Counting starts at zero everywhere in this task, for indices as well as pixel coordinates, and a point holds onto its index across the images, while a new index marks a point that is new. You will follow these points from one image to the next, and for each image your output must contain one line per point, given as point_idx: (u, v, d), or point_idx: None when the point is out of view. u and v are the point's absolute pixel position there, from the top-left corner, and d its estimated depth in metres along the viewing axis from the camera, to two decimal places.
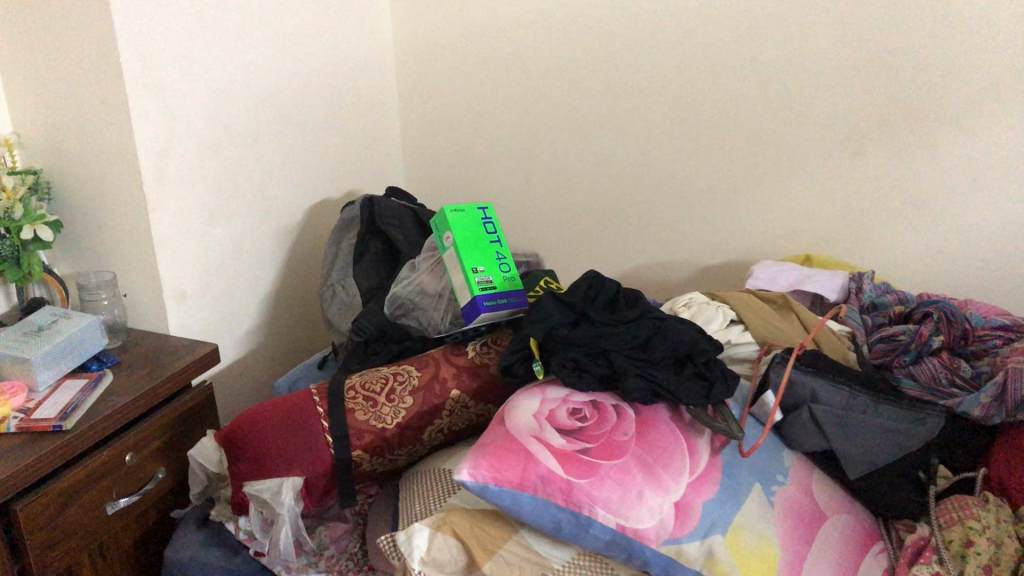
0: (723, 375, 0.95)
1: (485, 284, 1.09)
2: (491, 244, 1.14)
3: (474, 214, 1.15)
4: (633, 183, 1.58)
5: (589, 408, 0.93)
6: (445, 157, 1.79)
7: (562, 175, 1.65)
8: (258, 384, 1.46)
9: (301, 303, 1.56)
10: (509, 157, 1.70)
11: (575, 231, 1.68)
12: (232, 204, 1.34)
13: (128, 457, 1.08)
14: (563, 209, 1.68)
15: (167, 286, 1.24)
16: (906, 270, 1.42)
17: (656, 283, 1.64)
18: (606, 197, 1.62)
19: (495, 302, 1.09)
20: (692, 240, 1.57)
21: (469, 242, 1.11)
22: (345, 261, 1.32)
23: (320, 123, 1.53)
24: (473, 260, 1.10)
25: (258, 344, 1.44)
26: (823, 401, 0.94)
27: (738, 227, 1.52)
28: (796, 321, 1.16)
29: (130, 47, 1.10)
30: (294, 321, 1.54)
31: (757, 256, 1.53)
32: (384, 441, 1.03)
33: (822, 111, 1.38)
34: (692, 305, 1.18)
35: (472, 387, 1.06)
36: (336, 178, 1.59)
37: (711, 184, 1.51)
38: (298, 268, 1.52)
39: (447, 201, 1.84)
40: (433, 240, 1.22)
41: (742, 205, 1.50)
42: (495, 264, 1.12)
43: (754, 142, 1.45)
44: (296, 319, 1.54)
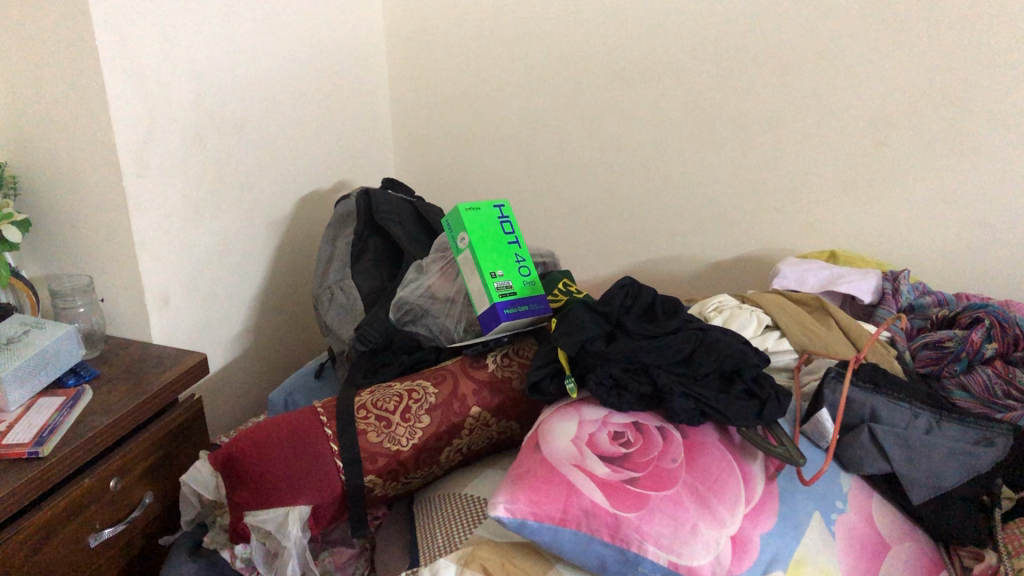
0: (776, 394, 0.87)
1: (504, 290, 1.01)
2: (510, 245, 1.05)
3: (491, 213, 1.06)
4: (641, 174, 1.49)
5: (632, 432, 0.85)
6: (438, 144, 1.69)
7: (564, 165, 1.56)
8: (245, 392, 1.35)
9: (290, 303, 1.45)
10: (507, 146, 1.60)
11: (577, 224, 1.59)
12: (216, 200, 1.23)
13: (113, 483, 0.97)
14: (565, 201, 1.59)
15: (150, 290, 1.14)
16: (937, 267, 1.34)
17: (663, 279, 1.55)
18: (611, 189, 1.53)
19: (516, 310, 1.00)
20: (703, 234, 1.48)
21: (487, 244, 1.03)
22: (342, 263, 1.22)
23: (306, 110, 1.42)
24: (492, 264, 1.01)
25: (245, 349, 1.33)
26: (885, 420, 0.86)
27: (753, 222, 1.43)
28: (834, 325, 1.08)
29: (107, 27, 0.99)
30: (283, 323, 1.43)
31: (775, 251, 1.44)
32: (400, 464, 0.94)
33: (845, 101, 1.29)
34: (723, 309, 1.10)
35: (493, 403, 0.97)
36: (324, 169, 1.48)
37: (724, 177, 1.42)
38: (286, 266, 1.41)
39: (442, 192, 1.74)
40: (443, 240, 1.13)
41: (758, 198, 1.41)
42: (515, 267, 1.03)
43: (774, 132, 1.36)
44: (284, 320, 1.44)
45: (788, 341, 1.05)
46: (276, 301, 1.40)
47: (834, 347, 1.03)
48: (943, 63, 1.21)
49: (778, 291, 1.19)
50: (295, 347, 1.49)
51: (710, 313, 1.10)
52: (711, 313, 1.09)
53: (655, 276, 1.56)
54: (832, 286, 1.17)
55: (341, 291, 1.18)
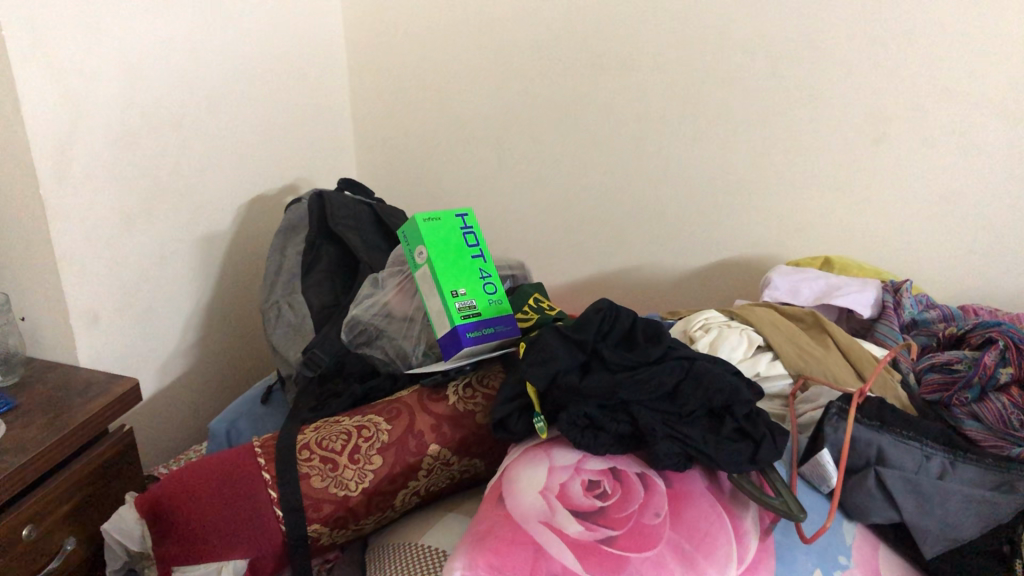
0: (770, 434, 0.77)
1: (467, 312, 0.90)
2: (474, 260, 0.94)
3: (453, 222, 0.95)
4: (620, 172, 1.38)
5: (609, 481, 0.74)
6: (402, 139, 1.57)
7: (538, 161, 1.44)
8: (189, 415, 1.23)
9: (239, 316, 1.33)
10: (476, 141, 1.49)
11: (551, 225, 1.48)
12: (150, 205, 1.11)
13: (27, 531, 0.86)
14: (538, 200, 1.48)
15: (76, 307, 1.02)
16: (938, 276, 1.24)
17: (642, 285, 1.44)
18: (588, 187, 1.42)
19: (480, 333, 0.90)
20: (685, 237, 1.37)
21: (448, 259, 0.92)
22: (291, 276, 1.11)
23: (255, 104, 1.30)
24: (454, 283, 0.90)
25: (188, 368, 1.22)
26: (892, 463, 0.76)
27: (740, 224, 1.33)
28: (832, 344, 0.98)
29: (18, 16, 0.87)
30: (231, 337, 1.31)
31: (762, 257, 1.34)
32: (348, 511, 0.83)
33: (841, 93, 1.18)
34: (709, 327, 1.00)
35: (454, 440, 0.86)
36: (276, 168, 1.37)
37: (709, 175, 1.32)
38: (235, 275, 1.30)
39: (407, 192, 1.62)
40: (400, 251, 1.02)
41: (744, 199, 1.31)
42: (479, 285, 0.93)
43: (763, 130, 1.25)
44: (233, 333, 1.32)
45: (781, 364, 0.95)
46: (224, 313, 1.29)
47: (831, 373, 0.93)
48: (948, 53, 1.10)
49: (769, 304, 1.08)
50: (246, 364, 1.37)
51: (695, 330, 0.99)
52: (696, 331, 0.99)
53: (634, 282, 1.45)
54: (829, 300, 1.07)
55: (288, 307, 1.07)
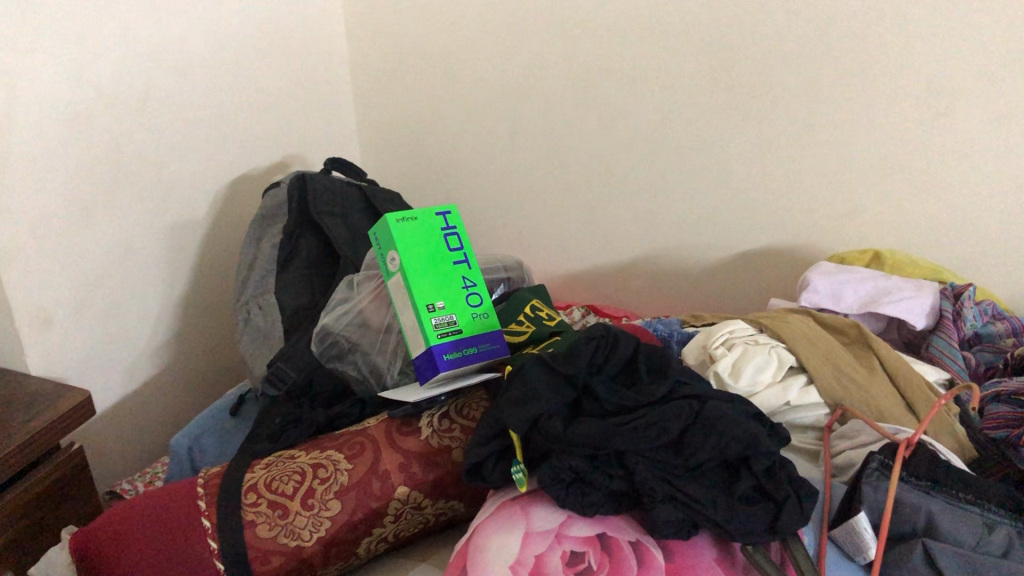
0: (795, 495, 0.63)
1: (445, 329, 0.77)
2: (456, 266, 0.81)
3: (434, 221, 0.81)
4: (645, 148, 1.23)
5: (594, 556, 0.63)
6: (406, 108, 1.44)
7: (554, 135, 1.30)
8: (162, 417, 1.13)
9: (222, 308, 1.22)
10: (487, 111, 1.35)
11: (568, 205, 1.34)
12: (110, 190, 0.99)
13: None
14: (554, 177, 1.33)
15: (27, 310, 0.91)
16: (1005, 275, 1.07)
17: (667, 274, 1.30)
18: (609, 164, 1.27)
19: (460, 354, 0.78)
20: (717, 222, 1.22)
21: (425, 267, 0.79)
22: (264, 272, 0.99)
23: (235, 74, 1.17)
24: (430, 295, 0.78)
25: (159, 367, 1.11)
26: (946, 535, 0.62)
27: (777, 208, 1.17)
28: (877, 365, 0.83)
29: None
30: (212, 331, 1.20)
31: (801, 247, 1.18)
32: (302, 564, 0.71)
33: (899, 61, 1.02)
34: (733, 342, 0.85)
35: (426, 481, 0.74)
36: (261, 143, 1.24)
37: (745, 153, 1.16)
38: (215, 262, 1.18)
39: (412, 166, 1.49)
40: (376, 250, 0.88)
41: (785, 181, 1.15)
42: (461, 296, 0.80)
43: (806, 103, 1.09)
44: (213, 327, 1.21)
45: (816, 389, 0.81)
46: (203, 305, 1.17)
47: (876, 402, 0.79)
48: None
49: (807, 311, 0.94)
50: (229, 358, 1.26)
51: (716, 345, 0.85)
52: (717, 347, 0.85)
53: (659, 270, 1.30)
54: (877, 307, 0.92)
55: (259, 309, 0.96)
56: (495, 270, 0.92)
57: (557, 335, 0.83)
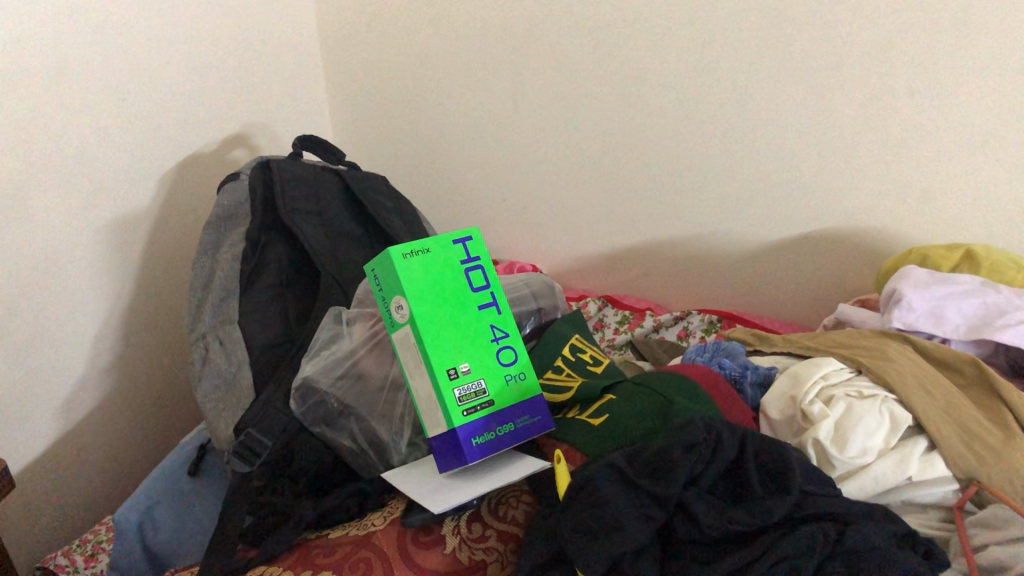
0: None
1: (472, 402, 0.59)
2: (483, 313, 0.61)
3: (453, 253, 0.61)
4: (676, 116, 1.04)
5: None
6: (386, 63, 1.22)
7: (566, 98, 1.10)
8: (108, 459, 0.93)
9: (178, 321, 1.00)
10: (485, 68, 1.14)
11: (581, 180, 1.14)
12: (26, 192, 0.78)
13: None
14: (565, 148, 1.13)
15: None
16: None
17: (699, 262, 1.10)
18: (631, 134, 1.08)
19: (492, 435, 0.59)
20: (759, 205, 1.02)
21: (443, 318, 0.59)
22: (224, 294, 0.78)
23: (179, 34, 0.95)
24: (450, 357, 0.59)
25: (93, 398, 0.90)
26: None
27: (839, 192, 0.96)
28: (1012, 422, 0.66)
29: None
30: (168, 349, 1.00)
31: (859, 239, 0.97)
32: None
33: (991, 15, 0.81)
34: (829, 394, 0.68)
35: None
36: (215, 115, 1.03)
37: (801, 126, 0.96)
38: (168, 264, 0.97)
39: (397, 132, 1.28)
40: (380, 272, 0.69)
41: (842, 159, 0.95)
42: (491, 354, 0.60)
43: (873, 69, 0.89)
44: (168, 345, 1.00)
45: (942, 458, 0.63)
46: (157, 316, 0.97)
47: (1021, 475, 0.62)
48: None
49: (903, 338, 0.77)
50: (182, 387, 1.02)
51: (810, 399, 0.67)
52: (813, 401, 0.67)
53: (689, 256, 1.11)
54: (990, 331, 0.74)
55: (220, 347, 0.75)
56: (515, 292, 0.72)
57: (611, 394, 0.65)
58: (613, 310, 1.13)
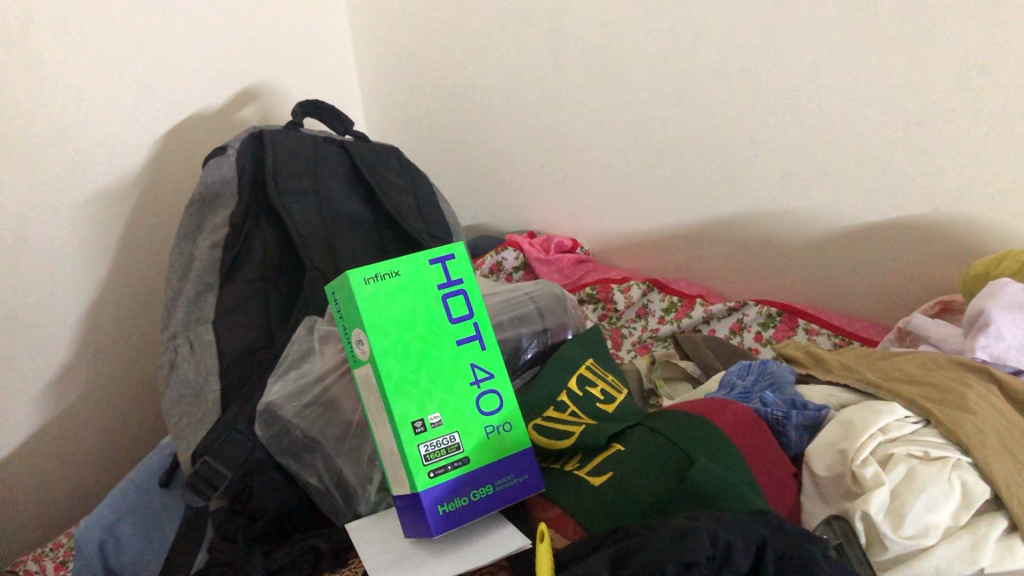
0: None
1: (442, 461, 0.49)
2: (464, 349, 0.51)
3: (430, 276, 0.51)
4: (733, 81, 0.90)
5: None
6: (424, 10, 1.12)
7: (612, 57, 0.98)
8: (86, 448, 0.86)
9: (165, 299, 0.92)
10: (526, 20, 1.03)
11: (627, 148, 1.02)
12: None
13: None
14: (610, 111, 1.01)
15: None
16: None
17: (756, 247, 0.97)
18: (683, 99, 0.95)
19: (465, 501, 0.49)
20: (826, 187, 0.88)
21: (411, 358, 0.49)
22: (200, 288, 0.70)
23: None
24: (416, 406, 0.49)
25: (68, 382, 0.83)
26: None
27: (922, 178, 0.81)
28: None
29: None
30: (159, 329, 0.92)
31: (941, 233, 0.82)
32: None
33: None
34: (888, 453, 0.56)
35: None
36: (219, 70, 0.93)
37: (880, 100, 0.81)
38: (161, 238, 0.89)
39: (434, 87, 1.17)
40: None
41: (925, 138, 0.80)
42: (470, 400, 0.50)
43: (966, 34, 0.74)
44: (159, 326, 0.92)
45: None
46: (150, 293, 0.90)
47: None
48: None
49: (988, 373, 0.63)
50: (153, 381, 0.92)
51: (862, 460, 0.55)
52: (866, 462, 0.55)
53: (746, 238, 0.97)
54: None
55: (189, 352, 0.67)
56: (500, 305, 0.60)
57: (617, 446, 0.54)
58: (659, 295, 1.01)
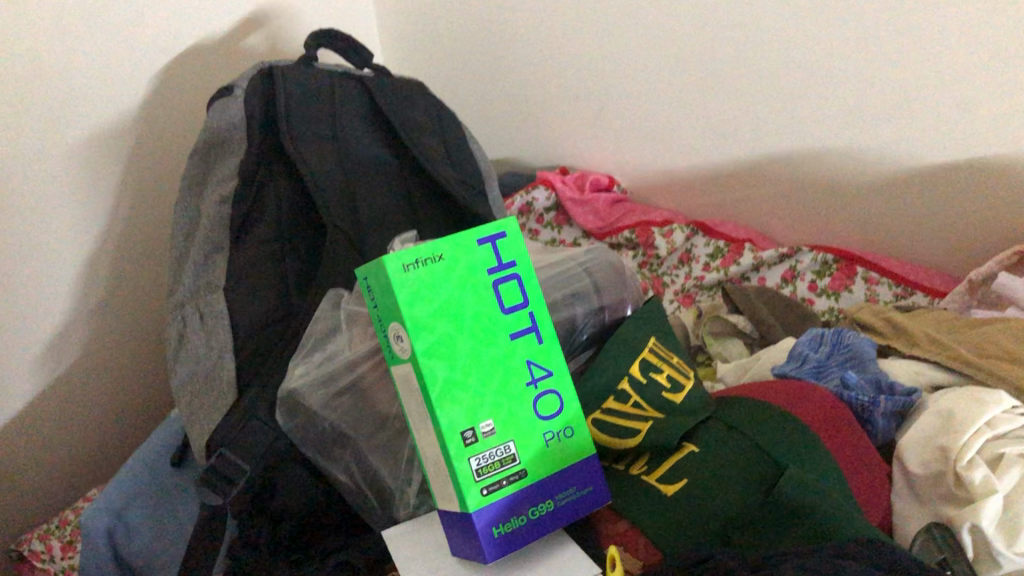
0: None
1: (496, 475, 0.42)
2: (518, 344, 0.44)
3: (478, 259, 0.43)
4: (796, 7, 0.80)
5: None
6: None
7: None
8: (89, 417, 0.80)
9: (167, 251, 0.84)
10: None
11: (671, 78, 0.93)
12: None
13: None
14: (654, 37, 0.92)
15: None
16: None
17: (810, 188, 0.88)
18: (736, 25, 0.85)
19: (522, 520, 0.43)
20: (891, 123, 0.79)
21: (458, 358, 0.42)
22: (208, 250, 0.62)
23: None
24: (465, 413, 0.42)
25: (63, 346, 0.77)
26: None
27: (1003, 116, 0.71)
28: None
29: None
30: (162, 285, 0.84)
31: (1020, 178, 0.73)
32: None
33: None
34: (998, 453, 0.49)
35: None
36: None
37: (964, 25, 0.71)
38: (161, 185, 0.81)
39: (457, 9, 1.07)
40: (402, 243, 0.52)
41: (1008, 71, 0.70)
42: (526, 403, 0.44)
43: None
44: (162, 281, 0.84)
45: None
46: (154, 246, 0.82)
47: None
48: None
49: None
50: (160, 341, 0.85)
51: (969, 461, 0.48)
52: (973, 464, 0.48)
53: (802, 178, 0.88)
54: None
55: (199, 323, 0.60)
56: (550, 279, 0.53)
57: (691, 446, 0.48)
58: (704, 239, 0.93)
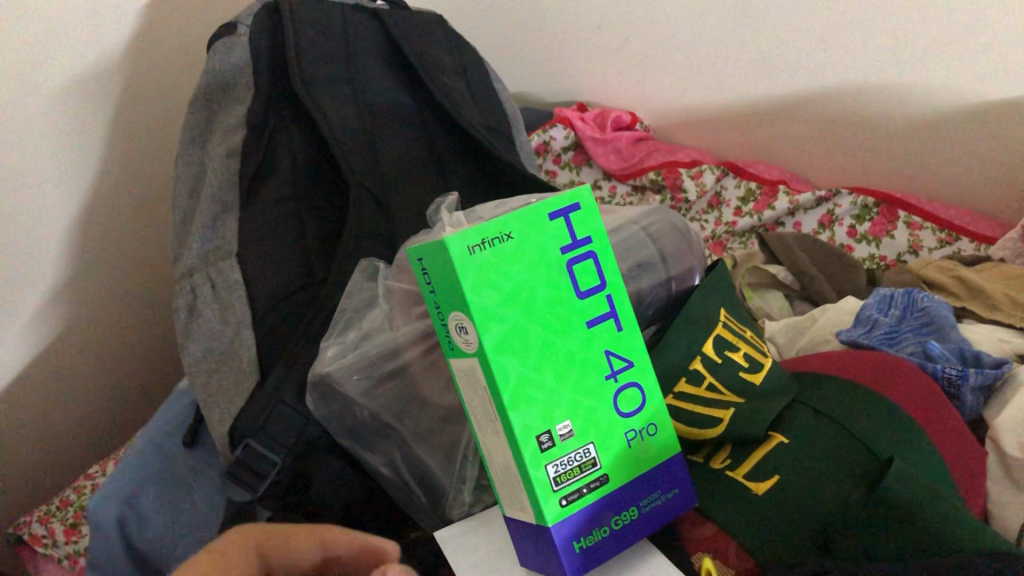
0: None
1: (575, 483, 0.37)
2: (596, 333, 0.38)
3: (551, 236, 0.37)
4: None
5: None
6: None
7: None
8: (60, 389, 0.73)
9: (147, 203, 0.77)
10: None
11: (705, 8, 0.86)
12: None
13: None
14: None
15: None
16: None
17: (856, 125, 0.82)
18: None
19: (605, 532, 0.38)
20: (956, 56, 0.73)
21: (532, 352, 0.36)
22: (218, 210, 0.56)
23: None
24: (540, 414, 0.37)
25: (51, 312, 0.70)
26: None
27: None
28: None
29: None
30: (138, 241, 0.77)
31: None
32: None
33: None
34: None
35: None
36: None
37: None
38: (141, 132, 0.74)
39: None
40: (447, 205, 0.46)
41: None
42: (606, 399, 0.38)
43: None
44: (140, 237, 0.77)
45: None
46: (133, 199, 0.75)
47: None
48: None
49: None
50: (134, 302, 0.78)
51: None
52: None
53: (845, 115, 0.83)
54: None
55: (211, 294, 0.54)
56: (616, 248, 0.48)
57: (779, 437, 0.43)
58: (735, 181, 0.88)
